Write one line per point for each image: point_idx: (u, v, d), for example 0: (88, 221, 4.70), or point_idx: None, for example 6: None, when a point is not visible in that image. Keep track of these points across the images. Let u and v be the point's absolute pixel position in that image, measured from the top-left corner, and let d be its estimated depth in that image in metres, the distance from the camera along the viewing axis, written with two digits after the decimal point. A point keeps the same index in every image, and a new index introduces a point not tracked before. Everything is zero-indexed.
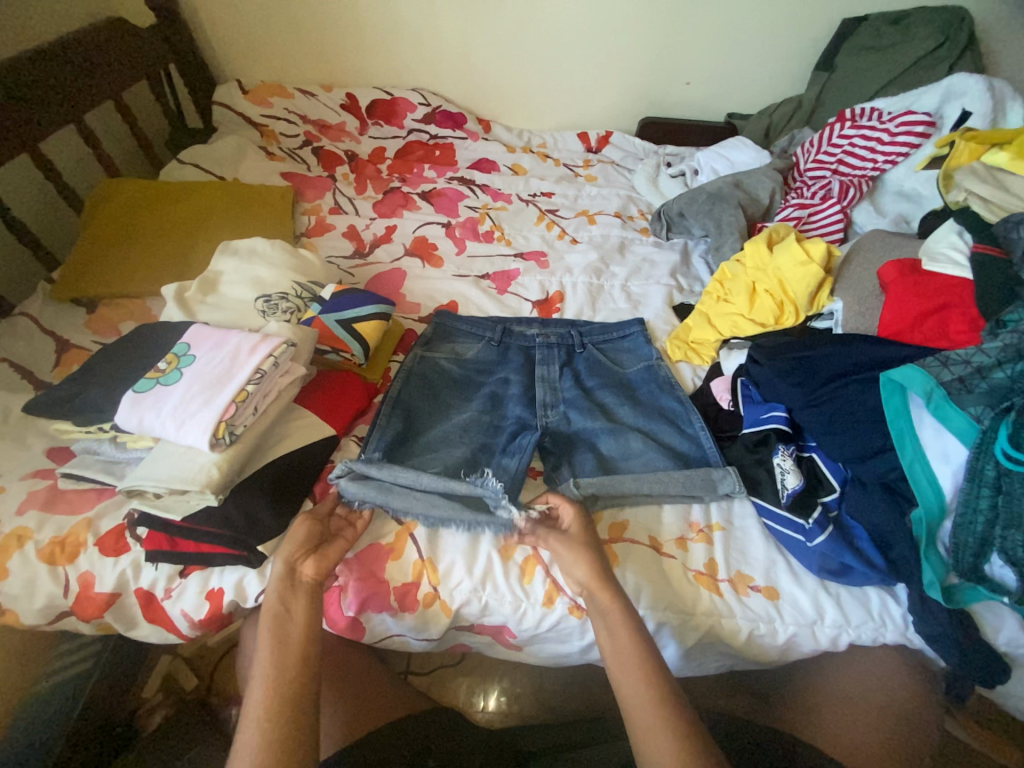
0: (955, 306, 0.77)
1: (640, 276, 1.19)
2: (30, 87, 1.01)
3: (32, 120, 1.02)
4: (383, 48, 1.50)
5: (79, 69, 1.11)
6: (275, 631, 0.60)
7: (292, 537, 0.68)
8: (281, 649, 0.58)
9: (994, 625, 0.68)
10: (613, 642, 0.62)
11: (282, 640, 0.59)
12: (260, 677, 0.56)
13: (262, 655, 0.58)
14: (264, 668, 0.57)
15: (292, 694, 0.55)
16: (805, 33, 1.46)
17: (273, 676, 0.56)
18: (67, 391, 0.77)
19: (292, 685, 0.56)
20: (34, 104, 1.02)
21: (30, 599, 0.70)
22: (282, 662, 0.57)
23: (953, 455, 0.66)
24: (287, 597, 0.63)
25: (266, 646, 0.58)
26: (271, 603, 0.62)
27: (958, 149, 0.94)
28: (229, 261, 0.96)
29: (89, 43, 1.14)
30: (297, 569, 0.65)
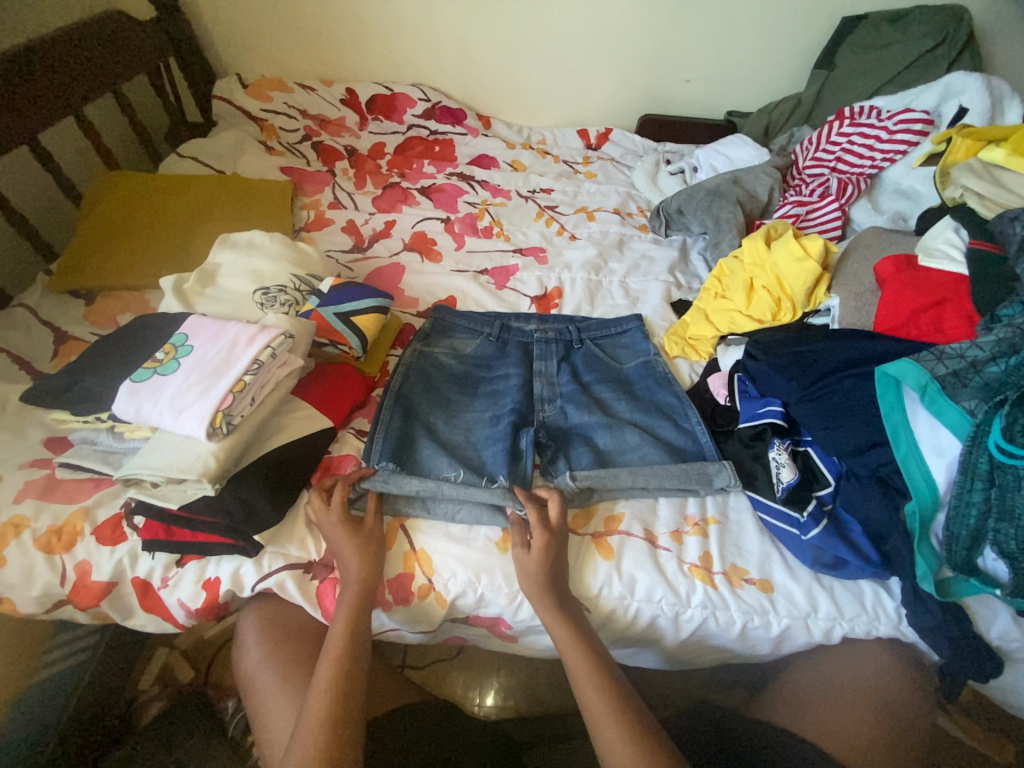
0: (951, 302, 0.77)
1: (638, 273, 1.19)
2: (19, 83, 0.99)
3: (23, 118, 1.00)
4: (382, 42, 1.50)
5: (71, 65, 1.10)
6: (344, 650, 0.63)
7: (365, 539, 0.70)
8: (341, 664, 0.62)
9: (987, 619, 0.68)
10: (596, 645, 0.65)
11: (348, 659, 0.63)
12: (324, 698, 0.60)
13: (327, 674, 0.62)
14: (331, 684, 0.61)
15: (352, 714, 0.60)
16: (806, 29, 1.46)
17: (337, 696, 0.60)
18: (66, 380, 0.77)
19: (351, 704, 0.60)
20: (23, 100, 1.00)
21: (27, 587, 0.70)
22: (346, 682, 0.61)
23: (947, 449, 0.66)
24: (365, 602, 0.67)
25: (333, 665, 0.62)
26: (342, 619, 0.66)
27: (955, 145, 0.95)
28: (227, 254, 0.96)
29: (81, 37, 1.12)
30: (373, 572, 0.69)
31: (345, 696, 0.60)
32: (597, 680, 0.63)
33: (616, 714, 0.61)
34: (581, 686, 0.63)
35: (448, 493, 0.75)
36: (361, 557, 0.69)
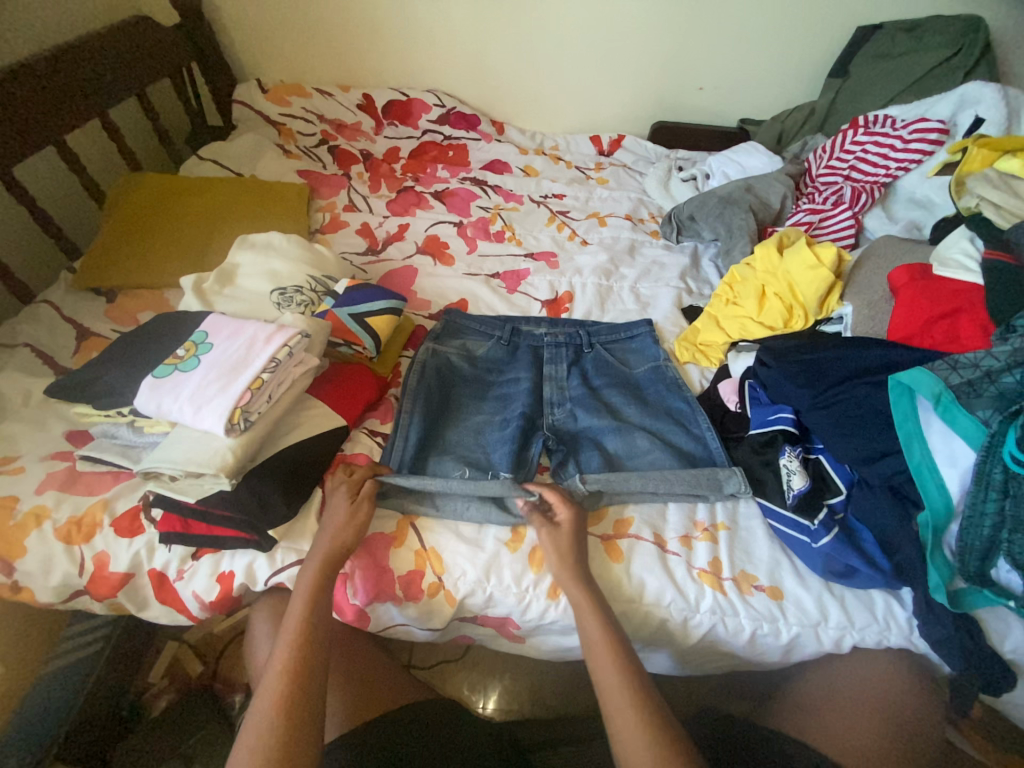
0: (966, 312, 0.77)
1: (649, 278, 1.19)
2: (45, 87, 1.02)
3: (50, 120, 1.03)
4: (399, 49, 1.52)
5: (95, 69, 1.13)
6: (302, 625, 0.63)
7: (338, 515, 0.71)
8: (298, 640, 0.62)
9: (1000, 632, 0.68)
10: (613, 647, 0.63)
11: (307, 634, 0.62)
12: (280, 676, 0.59)
13: (284, 653, 0.61)
14: (287, 662, 0.60)
15: (311, 693, 0.59)
16: (820, 39, 1.46)
17: (292, 674, 0.59)
18: (89, 375, 0.79)
19: (309, 682, 0.60)
20: (50, 103, 1.03)
21: (46, 576, 0.72)
22: (304, 659, 0.61)
23: (961, 459, 0.66)
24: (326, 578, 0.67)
25: (290, 644, 0.61)
26: (303, 595, 0.65)
27: (971, 155, 0.92)
28: (245, 254, 0.98)
29: (103, 41, 1.15)
30: (339, 548, 0.69)
31: (303, 676, 0.60)
32: (613, 681, 0.61)
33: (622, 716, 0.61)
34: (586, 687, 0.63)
35: (459, 490, 0.76)
36: (332, 532, 0.69)
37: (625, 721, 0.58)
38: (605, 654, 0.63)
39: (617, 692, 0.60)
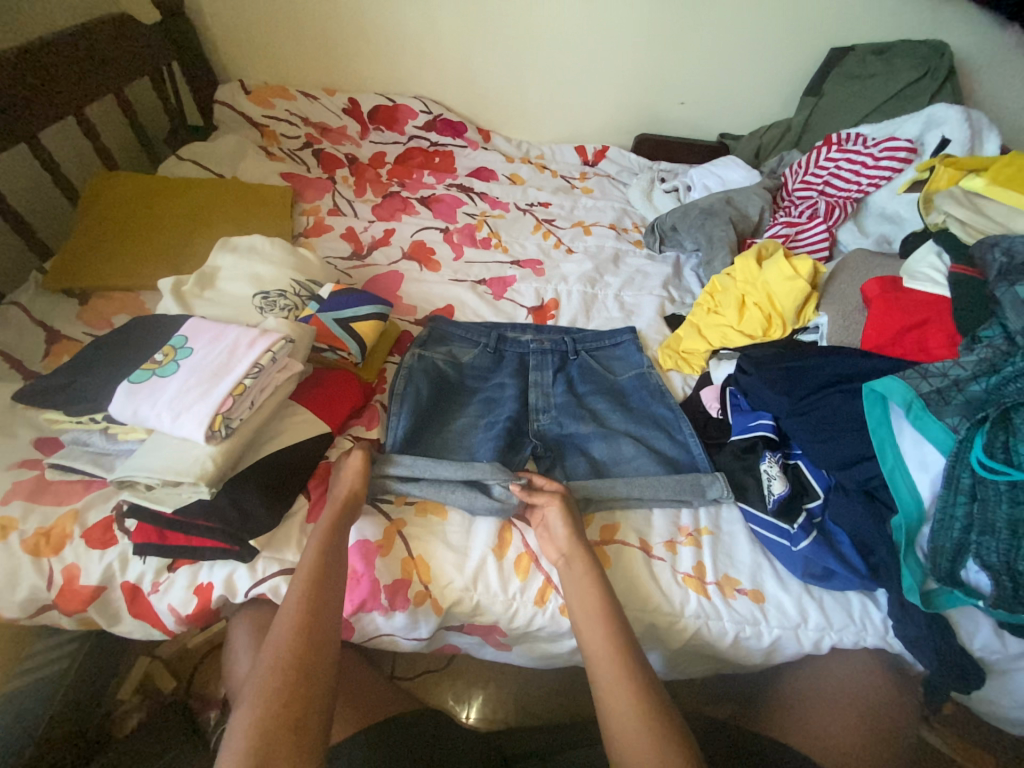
0: (934, 323, 0.80)
1: (633, 286, 1.21)
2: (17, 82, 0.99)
3: (22, 116, 1.00)
4: (386, 55, 1.52)
5: (71, 66, 1.10)
6: (323, 550, 0.65)
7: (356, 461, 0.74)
8: (321, 561, 0.64)
9: (970, 631, 0.70)
10: (612, 653, 0.61)
11: (327, 559, 0.64)
12: (282, 644, 0.56)
13: (287, 620, 0.58)
14: (292, 628, 0.57)
15: (319, 660, 0.56)
16: (795, 58, 1.52)
17: (298, 640, 0.57)
18: (60, 380, 0.76)
19: (318, 649, 0.57)
20: (23, 99, 1.00)
21: (11, 590, 0.68)
22: (310, 626, 0.58)
23: (931, 464, 0.69)
24: (345, 515, 0.69)
25: (294, 611, 0.59)
26: (323, 525, 0.68)
27: (938, 174, 0.99)
28: (227, 257, 0.96)
29: (81, 38, 1.12)
30: (357, 492, 0.72)
31: (310, 642, 0.57)
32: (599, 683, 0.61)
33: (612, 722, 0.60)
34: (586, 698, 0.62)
35: (445, 480, 0.78)
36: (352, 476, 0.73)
37: (619, 716, 0.57)
38: (603, 654, 0.61)
39: (613, 685, 0.59)
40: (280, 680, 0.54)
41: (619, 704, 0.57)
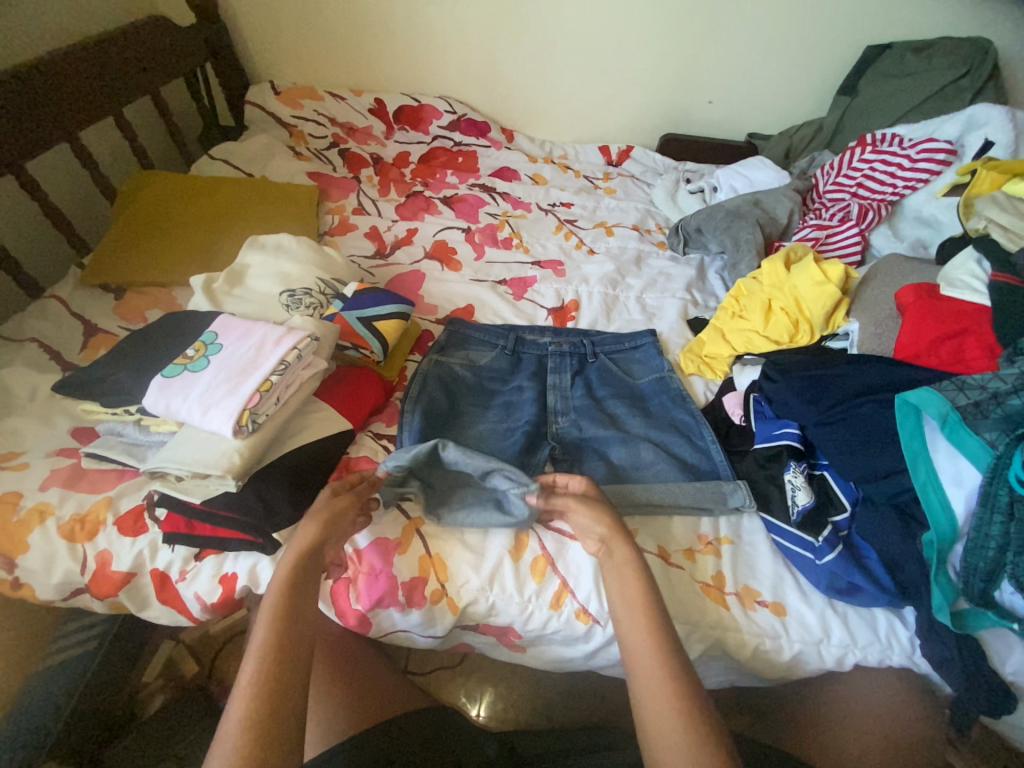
0: (972, 332, 0.77)
1: (655, 289, 1.20)
2: (58, 83, 1.02)
3: (62, 117, 1.03)
4: (412, 55, 1.54)
5: (110, 68, 1.13)
6: (280, 611, 0.61)
7: (316, 512, 0.69)
8: (277, 625, 0.59)
9: (1002, 654, 0.68)
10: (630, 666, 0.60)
11: (284, 621, 0.60)
12: (245, 698, 0.54)
13: (249, 674, 0.56)
14: (253, 682, 0.55)
15: (284, 718, 0.54)
16: (828, 57, 1.48)
17: (260, 693, 0.54)
18: (97, 372, 0.79)
19: (283, 700, 0.55)
20: (63, 100, 1.03)
21: (47, 573, 0.71)
22: (272, 678, 0.55)
23: (966, 479, 0.66)
24: (303, 573, 0.64)
25: (255, 663, 0.56)
26: (279, 584, 0.63)
27: (979, 178, 0.95)
28: (256, 255, 0.99)
29: (120, 41, 1.16)
30: (316, 546, 0.66)
31: (268, 710, 0.53)
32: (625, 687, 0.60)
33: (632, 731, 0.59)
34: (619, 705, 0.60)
35: (488, 466, 0.75)
36: (308, 529, 0.67)
37: (652, 720, 0.56)
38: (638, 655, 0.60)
39: (645, 686, 0.58)
40: (244, 744, 0.51)
41: (660, 706, 0.56)
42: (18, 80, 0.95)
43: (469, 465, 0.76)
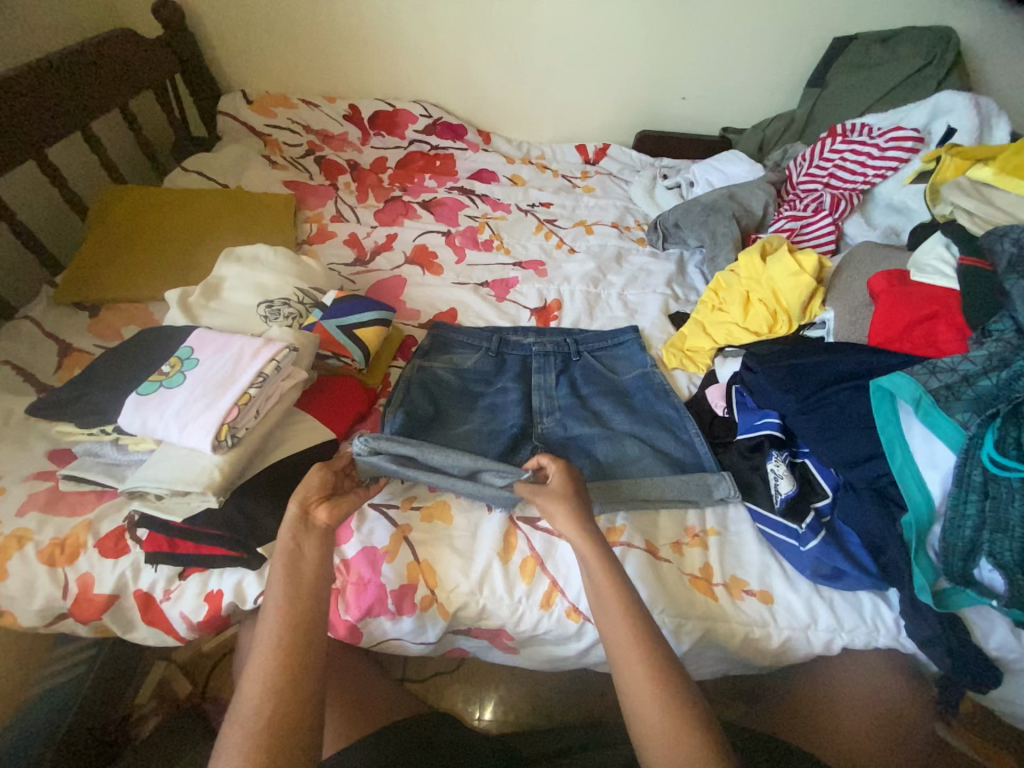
0: (943, 316, 0.79)
1: (636, 285, 1.20)
2: (23, 103, 1.00)
3: (26, 137, 1.01)
4: (385, 60, 1.53)
5: (75, 85, 1.11)
6: (285, 573, 0.61)
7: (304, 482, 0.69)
8: (289, 585, 0.60)
9: (985, 629, 0.69)
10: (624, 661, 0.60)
11: (294, 580, 0.60)
12: (267, 665, 0.54)
13: (265, 643, 0.56)
14: (272, 649, 0.55)
15: (306, 668, 0.54)
16: (797, 50, 1.50)
17: (282, 659, 0.54)
18: (71, 393, 0.78)
19: (302, 664, 0.54)
20: (27, 120, 1.01)
21: (28, 600, 0.70)
22: (290, 642, 0.56)
23: (941, 461, 0.67)
24: (298, 536, 0.64)
25: (271, 632, 0.56)
26: (280, 549, 0.63)
27: (944, 164, 0.97)
28: (232, 267, 0.98)
29: (85, 57, 1.14)
30: (304, 513, 0.66)
31: (290, 664, 0.54)
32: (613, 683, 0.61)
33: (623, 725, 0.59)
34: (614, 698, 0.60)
35: (478, 463, 0.77)
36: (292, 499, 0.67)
37: (640, 714, 0.56)
38: (627, 652, 0.59)
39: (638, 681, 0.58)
40: (269, 697, 0.52)
41: (648, 700, 0.56)
42: None
43: (454, 464, 0.77)
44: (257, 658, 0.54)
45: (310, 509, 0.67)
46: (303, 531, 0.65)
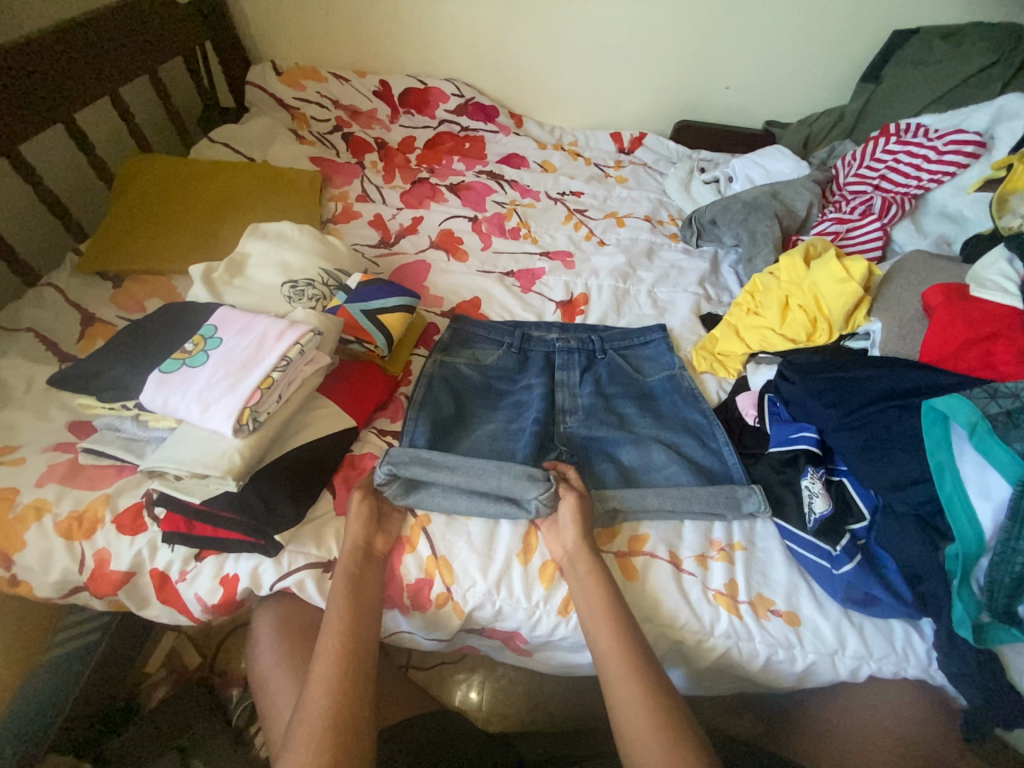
0: (1003, 336, 0.74)
1: (667, 283, 1.16)
2: (27, 73, 0.94)
3: (32, 107, 0.95)
4: (419, 36, 1.48)
5: (84, 53, 1.04)
6: (347, 594, 0.65)
7: (360, 511, 0.71)
8: (352, 605, 0.64)
9: (1022, 668, 0.66)
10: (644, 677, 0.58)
11: (354, 603, 0.65)
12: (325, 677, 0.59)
13: (328, 650, 0.61)
14: (332, 669, 0.59)
15: (363, 682, 0.59)
16: (852, 42, 1.42)
17: (338, 674, 0.59)
18: (93, 365, 0.76)
19: (359, 684, 0.59)
20: (30, 90, 0.95)
21: (45, 572, 0.70)
22: (347, 669, 0.59)
23: (994, 492, 0.63)
24: (359, 563, 0.68)
25: (334, 640, 0.61)
26: (341, 573, 0.67)
27: (1018, 172, 0.90)
28: (257, 243, 0.95)
29: (96, 22, 1.06)
30: (366, 541, 0.70)
31: (350, 678, 0.59)
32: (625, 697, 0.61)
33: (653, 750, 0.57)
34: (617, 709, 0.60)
35: (495, 472, 0.74)
36: (356, 526, 0.70)
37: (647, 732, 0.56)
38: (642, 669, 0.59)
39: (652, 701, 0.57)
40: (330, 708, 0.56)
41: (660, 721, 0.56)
42: (26, 54, 0.93)
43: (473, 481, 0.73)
44: (320, 667, 0.59)
45: (368, 542, 0.70)
46: (362, 558, 0.68)
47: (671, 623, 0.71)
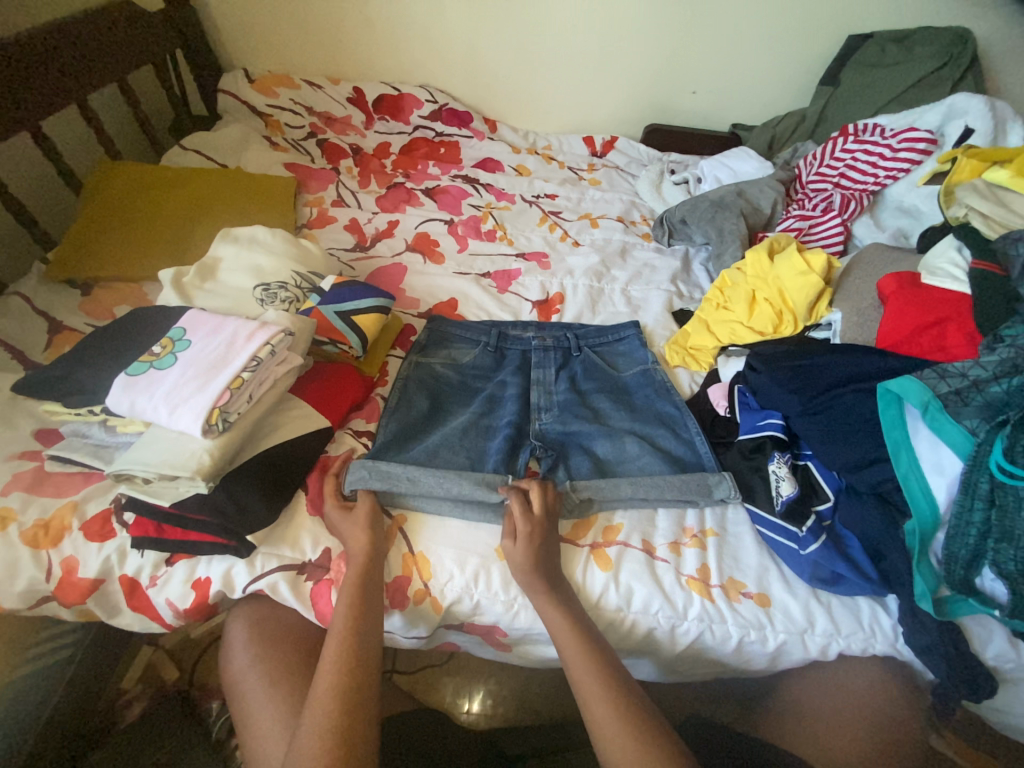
0: (953, 321, 0.77)
1: (641, 281, 1.19)
2: None
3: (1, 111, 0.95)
4: (391, 43, 1.50)
5: (49, 58, 1.03)
6: (354, 606, 0.64)
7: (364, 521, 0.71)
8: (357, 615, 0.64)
9: (983, 638, 0.68)
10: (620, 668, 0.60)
11: (358, 614, 0.64)
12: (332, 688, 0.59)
13: (333, 661, 0.61)
14: (335, 683, 0.59)
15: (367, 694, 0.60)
16: (811, 46, 1.47)
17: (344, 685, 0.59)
18: (59, 371, 0.75)
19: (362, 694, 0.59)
20: None
21: (10, 581, 0.68)
22: (352, 683, 0.59)
23: (947, 467, 0.66)
24: (369, 573, 0.67)
25: (338, 652, 0.61)
26: (348, 583, 0.66)
27: (960, 165, 0.95)
28: (228, 247, 0.95)
29: (58, 31, 1.04)
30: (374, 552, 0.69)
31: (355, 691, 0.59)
32: (601, 686, 0.62)
33: (628, 737, 0.58)
34: (590, 700, 0.62)
35: (461, 477, 0.75)
36: (362, 536, 0.69)
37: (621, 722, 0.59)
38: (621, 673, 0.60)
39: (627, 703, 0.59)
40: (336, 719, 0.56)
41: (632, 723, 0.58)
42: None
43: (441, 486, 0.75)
44: (325, 677, 0.60)
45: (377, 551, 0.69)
46: (370, 568, 0.68)
47: (647, 612, 0.72)
